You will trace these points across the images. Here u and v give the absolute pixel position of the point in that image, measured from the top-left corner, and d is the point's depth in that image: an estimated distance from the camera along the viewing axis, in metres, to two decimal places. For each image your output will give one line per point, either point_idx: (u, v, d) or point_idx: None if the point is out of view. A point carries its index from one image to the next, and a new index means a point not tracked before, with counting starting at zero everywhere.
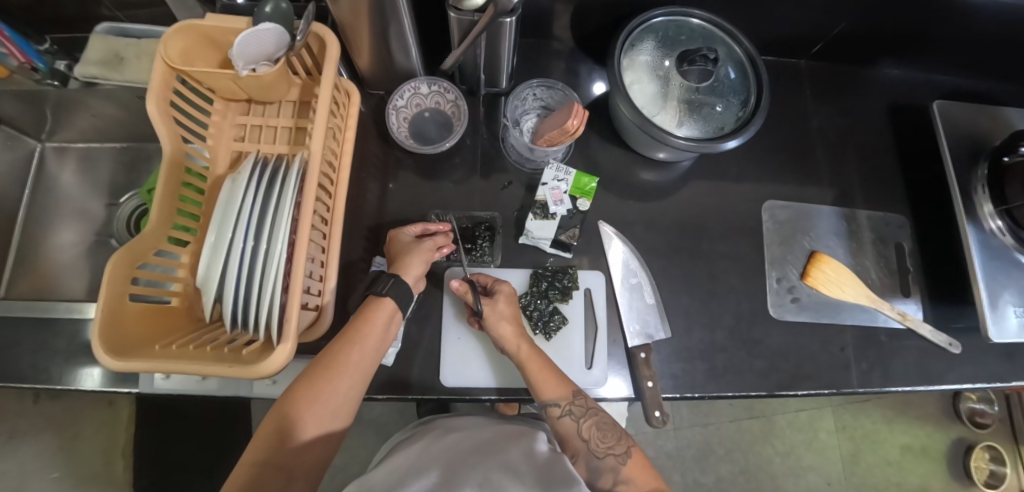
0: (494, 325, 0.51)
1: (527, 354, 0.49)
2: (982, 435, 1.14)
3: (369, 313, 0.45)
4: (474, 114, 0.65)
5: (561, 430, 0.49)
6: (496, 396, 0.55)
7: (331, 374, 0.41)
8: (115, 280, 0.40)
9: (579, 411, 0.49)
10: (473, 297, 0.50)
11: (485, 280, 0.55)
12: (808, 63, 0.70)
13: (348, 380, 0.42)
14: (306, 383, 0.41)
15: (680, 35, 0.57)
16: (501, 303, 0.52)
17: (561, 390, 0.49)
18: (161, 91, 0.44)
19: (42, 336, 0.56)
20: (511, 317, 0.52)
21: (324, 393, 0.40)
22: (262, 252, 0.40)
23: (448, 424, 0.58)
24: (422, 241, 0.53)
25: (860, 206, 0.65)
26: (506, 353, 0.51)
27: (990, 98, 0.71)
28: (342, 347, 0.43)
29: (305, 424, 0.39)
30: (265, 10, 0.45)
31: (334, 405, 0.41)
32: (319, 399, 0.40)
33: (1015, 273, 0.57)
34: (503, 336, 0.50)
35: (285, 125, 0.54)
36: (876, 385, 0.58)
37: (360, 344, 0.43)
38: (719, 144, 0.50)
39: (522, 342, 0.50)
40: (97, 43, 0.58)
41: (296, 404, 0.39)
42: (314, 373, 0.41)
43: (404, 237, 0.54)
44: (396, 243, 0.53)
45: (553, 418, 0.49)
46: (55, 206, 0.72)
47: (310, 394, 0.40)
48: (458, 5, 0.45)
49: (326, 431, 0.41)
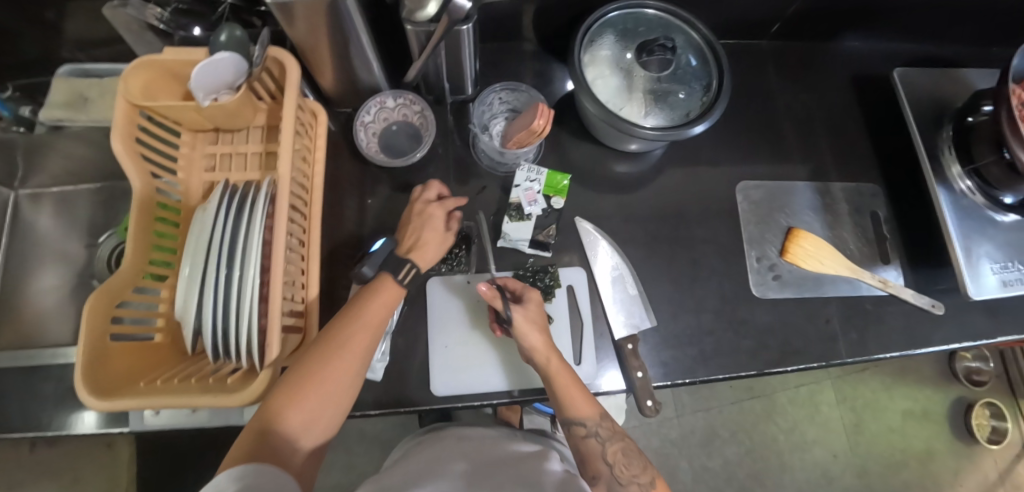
0: (523, 334, 0.49)
1: (556, 368, 0.48)
2: (981, 392, 1.16)
3: (379, 293, 0.46)
4: (444, 123, 0.65)
5: (585, 450, 0.49)
6: (507, 399, 0.54)
7: (341, 352, 0.41)
8: (93, 323, 0.40)
9: (606, 433, 0.49)
10: (501, 304, 0.48)
11: (514, 286, 0.54)
12: (770, 43, 0.71)
13: (356, 361, 0.42)
14: (315, 358, 0.41)
15: (639, 26, 0.58)
16: (531, 311, 0.51)
17: (590, 411, 0.49)
18: (125, 128, 0.45)
19: (29, 383, 0.56)
20: (540, 326, 0.50)
21: (333, 372, 0.41)
22: (237, 278, 0.40)
23: (458, 433, 0.60)
24: (449, 231, 0.53)
25: (834, 178, 0.66)
26: (533, 363, 0.50)
27: (950, 61, 0.72)
28: (354, 328, 0.43)
29: (311, 398, 0.40)
30: (219, 39, 0.44)
31: (342, 383, 0.41)
32: (327, 378, 0.40)
33: (988, 230, 0.58)
34: (532, 347, 0.49)
35: (255, 151, 0.55)
36: (864, 353, 0.59)
37: (372, 327, 0.44)
38: (686, 131, 0.51)
39: (552, 355, 0.49)
40: (59, 86, 0.60)
41: (304, 378, 0.40)
42: (323, 350, 0.41)
43: (437, 224, 0.52)
44: (428, 226, 0.52)
45: (577, 437, 0.50)
46: (36, 252, 0.71)
47: (319, 370, 0.40)
48: (411, 17, 0.45)
49: (331, 408, 0.41)
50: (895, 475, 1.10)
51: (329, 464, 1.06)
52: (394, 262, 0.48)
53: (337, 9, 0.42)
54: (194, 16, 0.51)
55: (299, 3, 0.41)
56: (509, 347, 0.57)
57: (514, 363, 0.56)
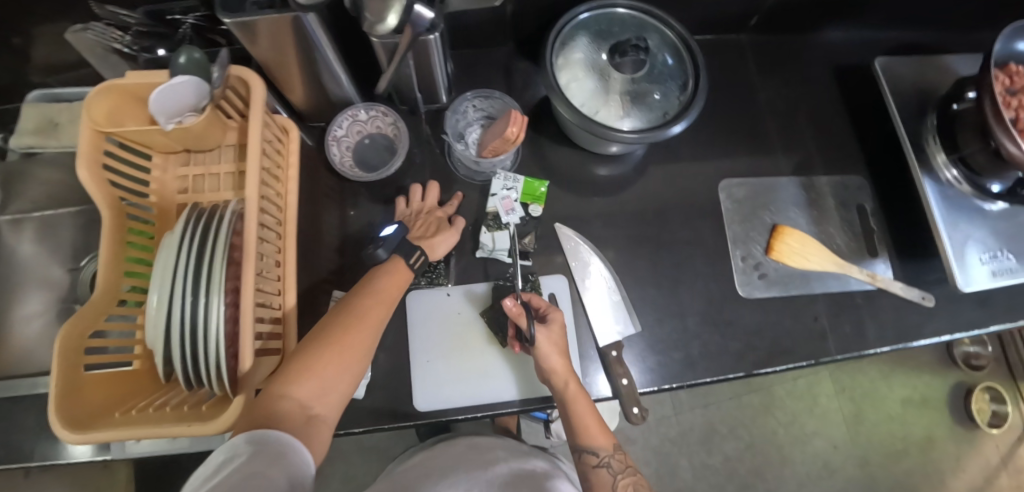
0: (545, 354, 0.49)
1: (573, 392, 0.49)
2: (980, 377, 1.15)
3: (390, 274, 0.47)
4: (420, 132, 0.64)
5: (595, 480, 0.50)
6: (519, 408, 0.54)
7: (358, 321, 0.41)
8: (67, 355, 0.40)
9: (618, 465, 0.50)
10: (527, 321, 0.49)
11: (539, 303, 0.54)
12: (749, 37, 0.70)
13: (371, 332, 0.42)
14: (333, 326, 0.40)
15: (611, 27, 0.57)
16: (555, 333, 0.51)
17: (604, 440, 0.50)
18: (91, 154, 0.44)
19: (11, 413, 0.55)
20: (562, 349, 0.51)
21: (351, 336, 0.40)
22: (203, 306, 0.39)
23: (469, 441, 0.68)
24: (455, 224, 0.56)
25: (819, 172, 0.65)
26: (549, 384, 0.50)
27: (933, 47, 0.70)
28: (369, 302, 0.44)
29: (330, 364, 0.38)
30: (179, 61, 0.43)
31: (359, 354, 0.40)
32: (345, 343, 0.39)
33: (976, 219, 0.57)
34: (551, 368, 0.49)
35: (228, 171, 0.54)
36: (854, 350, 0.58)
37: (386, 302, 0.45)
38: (664, 131, 0.50)
39: (571, 380, 0.49)
40: (30, 111, 0.60)
41: (323, 343, 0.39)
42: (341, 319, 0.41)
43: (441, 222, 0.56)
44: (434, 221, 0.55)
45: (587, 465, 0.51)
46: (15, 280, 0.67)
47: (338, 335, 0.39)
48: (373, 31, 0.42)
49: (348, 380, 0.39)
50: (897, 463, 1.09)
51: (327, 477, 1.06)
52: (405, 246, 0.50)
53: (298, 24, 0.41)
54: (158, 38, 0.51)
55: (262, 20, 0.40)
56: (524, 362, 0.56)
57: (518, 374, 0.56)
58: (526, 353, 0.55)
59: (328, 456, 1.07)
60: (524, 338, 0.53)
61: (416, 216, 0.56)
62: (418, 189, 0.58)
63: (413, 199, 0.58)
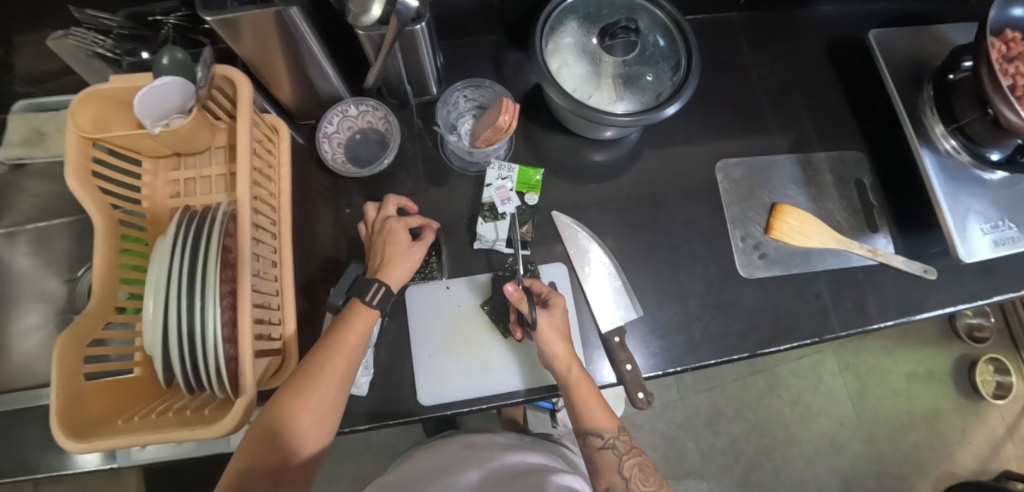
0: (547, 340, 0.49)
1: (577, 377, 0.48)
2: (983, 349, 1.15)
3: (351, 320, 0.45)
4: (411, 126, 0.63)
5: (601, 462, 0.50)
6: (524, 396, 0.54)
7: (313, 386, 0.41)
8: (67, 365, 0.39)
9: (624, 447, 0.50)
10: (529, 305, 0.49)
11: (541, 289, 0.53)
12: (741, 15, 0.69)
13: (331, 392, 0.41)
14: (289, 393, 0.40)
15: (601, 10, 0.56)
16: (557, 317, 0.50)
17: (609, 423, 0.50)
18: (79, 163, 0.43)
19: (15, 426, 0.55)
20: (563, 333, 0.50)
21: (310, 403, 0.40)
22: (198, 313, 0.38)
23: (467, 439, 0.69)
24: (415, 245, 0.50)
25: (817, 149, 0.64)
26: (552, 369, 0.50)
27: (928, 16, 0.69)
28: (329, 357, 0.42)
29: (290, 433, 0.40)
30: (161, 62, 0.42)
31: (321, 417, 0.41)
32: (304, 412, 0.40)
33: (976, 188, 0.57)
34: (553, 353, 0.49)
35: (219, 174, 0.53)
36: (856, 325, 0.57)
37: (348, 355, 0.43)
38: (659, 113, 0.49)
39: (574, 364, 0.49)
40: (16, 123, 0.59)
41: (282, 413, 0.39)
42: (298, 383, 0.40)
43: (400, 238, 0.50)
44: (392, 240, 0.50)
45: (593, 449, 0.51)
46: (13, 293, 0.66)
47: (294, 406, 0.40)
48: (358, 23, 0.42)
49: (315, 439, 0.41)
50: (903, 437, 1.09)
51: (337, 476, 1.06)
52: (361, 284, 0.46)
53: (281, 19, 0.40)
54: (140, 41, 0.50)
55: (245, 16, 0.39)
56: (528, 348, 0.56)
57: (519, 363, 0.56)
58: (528, 340, 0.55)
59: (336, 456, 1.07)
60: (526, 324, 0.53)
61: (376, 233, 0.52)
62: (371, 206, 0.54)
63: (368, 218, 0.54)
